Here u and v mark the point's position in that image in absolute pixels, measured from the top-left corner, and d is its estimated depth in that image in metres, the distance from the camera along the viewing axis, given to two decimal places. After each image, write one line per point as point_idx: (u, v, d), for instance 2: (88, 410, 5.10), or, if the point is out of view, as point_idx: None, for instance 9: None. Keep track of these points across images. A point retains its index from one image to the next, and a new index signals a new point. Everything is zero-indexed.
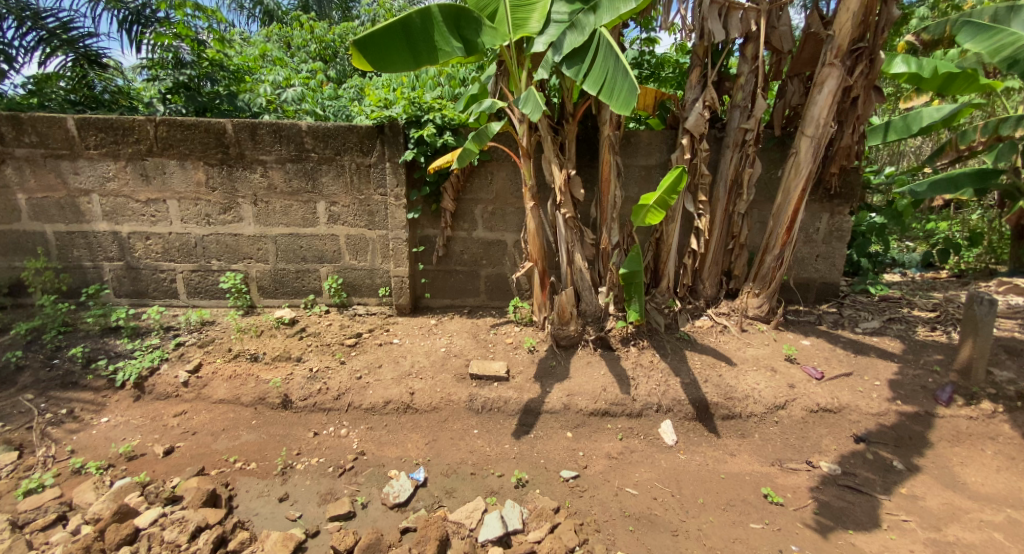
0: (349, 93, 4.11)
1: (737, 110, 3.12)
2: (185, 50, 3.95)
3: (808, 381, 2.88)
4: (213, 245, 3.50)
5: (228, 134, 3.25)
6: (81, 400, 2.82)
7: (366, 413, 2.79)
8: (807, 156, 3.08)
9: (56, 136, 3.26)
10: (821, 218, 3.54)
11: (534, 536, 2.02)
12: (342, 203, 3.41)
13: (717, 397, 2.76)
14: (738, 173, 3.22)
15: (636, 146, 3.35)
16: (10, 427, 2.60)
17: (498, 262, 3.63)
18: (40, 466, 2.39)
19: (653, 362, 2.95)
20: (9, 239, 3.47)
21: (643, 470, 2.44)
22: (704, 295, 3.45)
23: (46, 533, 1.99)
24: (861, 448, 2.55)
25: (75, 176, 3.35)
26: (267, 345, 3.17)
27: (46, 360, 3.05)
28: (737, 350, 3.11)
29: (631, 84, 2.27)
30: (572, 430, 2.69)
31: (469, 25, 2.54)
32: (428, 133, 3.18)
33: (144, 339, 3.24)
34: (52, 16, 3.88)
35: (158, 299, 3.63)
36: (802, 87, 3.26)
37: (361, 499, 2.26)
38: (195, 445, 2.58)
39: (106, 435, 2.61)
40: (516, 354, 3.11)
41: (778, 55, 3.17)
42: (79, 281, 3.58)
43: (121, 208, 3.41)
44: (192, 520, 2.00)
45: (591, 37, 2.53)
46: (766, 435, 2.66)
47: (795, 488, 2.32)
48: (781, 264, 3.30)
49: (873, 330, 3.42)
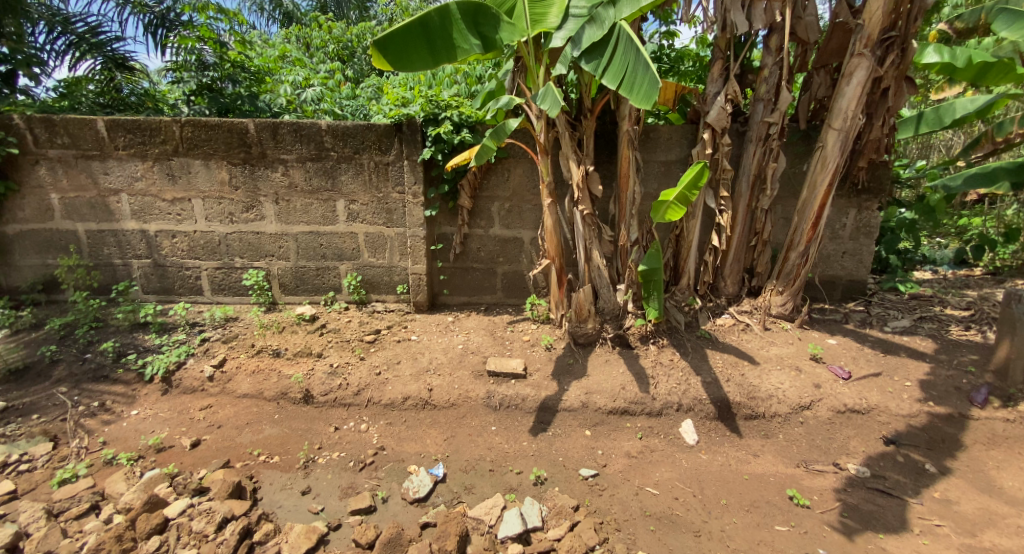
0: (367, 93, 4.14)
1: (761, 103, 3.03)
2: (208, 52, 4.04)
3: (835, 381, 2.80)
4: (236, 243, 3.57)
5: (250, 133, 3.31)
6: (112, 393, 2.91)
7: (385, 408, 2.81)
8: (835, 149, 2.99)
9: (88, 137, 3.36)
10: (848, 213, 3.44)
11: (555, 534, 2.02)
12: (361, 201, 3.44)
13: (740, 397, 2.71)
14: (762, 168, 3.15)
15: (655, 141, 3.29)
16: (45, 419, 2.70)
17: (515, 259, 3.62)
18: (74, 456, 2.48)
19: (674, 361, 2.91)
20: (43, 237, 3.59)
21: (664, 470, 2.42)
22: (725, 293, 3.39)
23: (80, 522, 2.06)
24: (891, 450, 2.47)
25: (105, 176, 3.44)
26: (290, 341, 3.23)
27: (78, 354, 3.15)
28: (761, 349, 3.05)
29: (652, 77, 2.23)
30: (591, 428, 2.67)
31: (487, 21, 2.52)
32: (445, 131, 3.17)
33: (171, 334, 3.32)
34: (81, 20, 4.01)
35: (184, 295, 3.73)
36: (829, 78, 3.17)
37: (382, 494, 2.28)
38: (220, 438, 2.63)
39: (136, 427, 2.69)
40: (533, 352, 3.10)
41: (804, 47, 3.09)
42: (109, 278, 3.69)
43: (149, 208, 3.50)
44: (219, 512, 2.05)
45: (611, 30, 2.49)
46: (791, 435, 2.61)
47: (822, 490, 2.26)
48: (806, 261, 3.22)
49: (903, 329, 3.31)
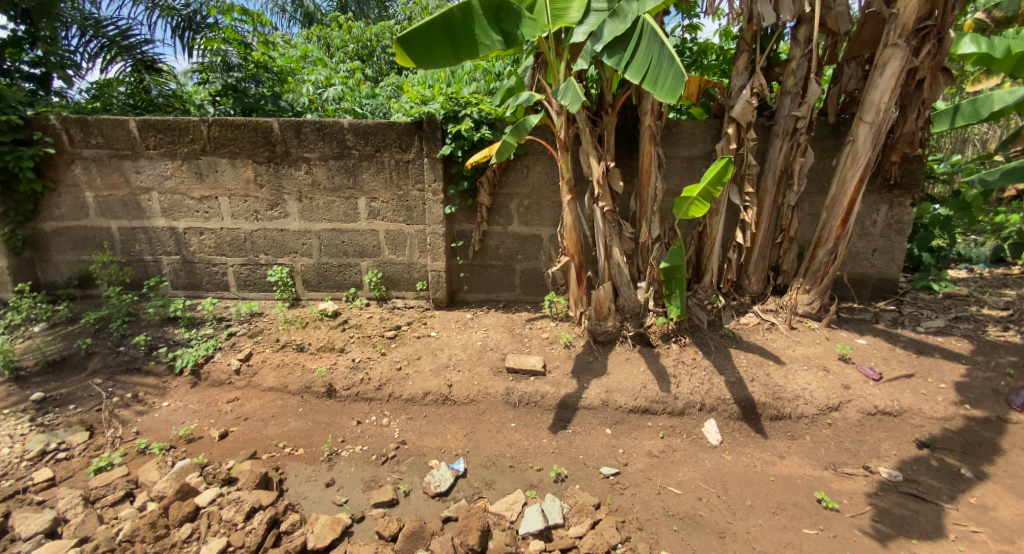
0: (387, 92, 4.19)
1: (788, 97, 2.96)
2: (232, 53, 4.15)
3: (865, 382, 2.73)
4: (261, 240, 3.65)
5: (275, 132, 3.37)
6: (145, 384, 3.00)
7: (406, 403, 2.84)
8: (866, 143, 2.90)
9: (120, 138, 3.47)
10: (879, 209, 3.34)
11: (576, 531, 2.01)
12: (382, 199, 3.48)
13: (765, 397, 2.66)
14: (789, 163, 3.07)
15: (678, 137, 3.24)
16: (82, 409, 2.80)
17: (533, 256, 3.61)
18: (109, 445, 2.57)
19: (696, 360, 2.87)
20: (79, 234, 3.72)
21: (687, 470, 2.39)
22: (750, 291, 3.32)
23: (116, 508, 2.14)
24: (924, 454, 2.39)
25: (137, 175, 3.55)
26: (313, 336, 3.29)
27: (113, 346, 3.26)
28: (786, 349, 2.98)
29: (677, 69, 2.19)
30: (612, 426, 2.65)
31: (509, 16, 2.50)
32: (465, 128, 3.16)
33: (199, 329, 3.41)
34: (113, 24, 4.15)
35: (211, 291, 3.82)
36: (860, 71, 3.08)
37: (404, 487, 2.31)
38: (247, 430, 2.70)
39: (168, 418, 2.77)
40: (552, 349, 3.09)
41: (834, 38, 3.00)
42: (141, 274, 3.81)
43: (178, 205, 3.60)
44: (247, 501, 2.11)
45: (634, 24, 2.46)
46: (818, 437, 2.55)
47: (851, 493, 2.21)
48: (835, 259, 3.14)
49: (937, 330, 3.20)
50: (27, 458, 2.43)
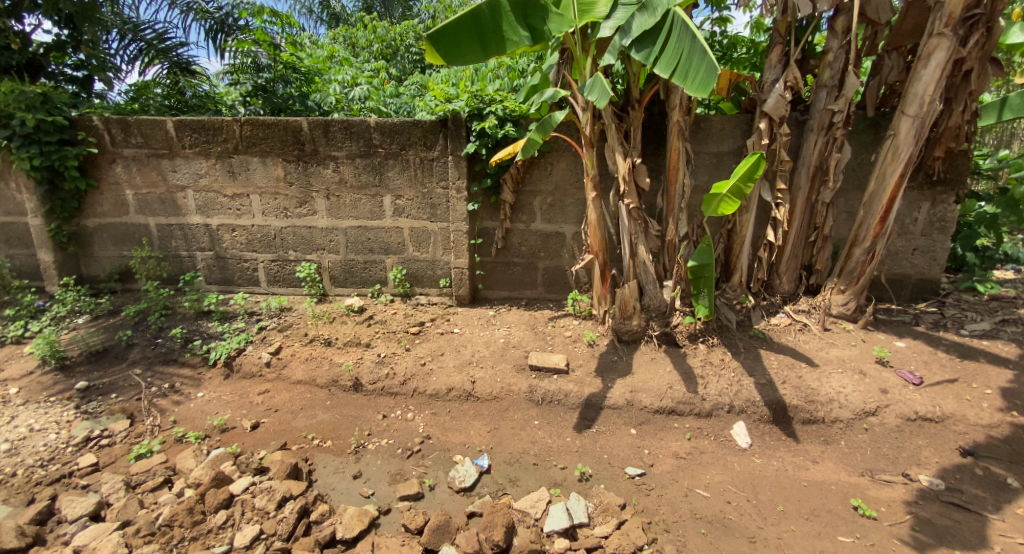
0: (411, 91, 4.25)
1: (824, 90, 2.87)
2: (262, 54, 4.25)
3: (904, 386, 2.63)
4: (290, 237, 3.73)
5: (304, 131, 3.44)
6: (181, 375, 3.11)
7: (430, 398, 2.86)
8: (908, 137, 2.78)
9: (158, 137, 3.59)
10: (920, 207, 3.19)
11: (602, 531, 2.00)
12: (406, 196, 3.51)
13: (797, 400, 2.58)
14: (824, 159, 2.97)
15: (707, 132, 3.17)
16: (123, 398, 2.93)
17: (556, 254, 3.60)
18: (149, 433, 2.67)
19: (724, 361, 2.81)
20: (120, 230, 3.88)
21: (714, 473, 2.34)
22: (781, 291, 3.23)
23: (155, 494, 2.22)
24: (967, 462, 2.29)
25: (173, 173, 3.68)
26: (340, 331, 3.35)
27: (151, 339, 3.39)
28: (820, 351, 2.89)
29: (709, 62, 2.16)
30: (637, 426, 2.62)
31: (536, 12, 2.48)
32: (489, 125, 3.17)
33: (231, 322, 3.51)
34: (150, 27, 4.29)
35: (242, 286, 3.93)
36: (902, 62, 2.95)
37: (429, 482, 2.34)
38: (277, 422, 2.77)
39: (202, 408, 2.87)
40: (575, 347, 3.07)
41: (874, 28, 2.89)
42: (176, 269, 3.94)
43: (212, 203, 3.71)
44: (278, 491, 2.17)
45: (664, 18, 2.41)
46: (854, 443, 2.47)
47: (890, 501, 2.12)
48: (872, 258, 3.03)
49: (983, 333, 3.05)
50: (73, 443, 2.55)
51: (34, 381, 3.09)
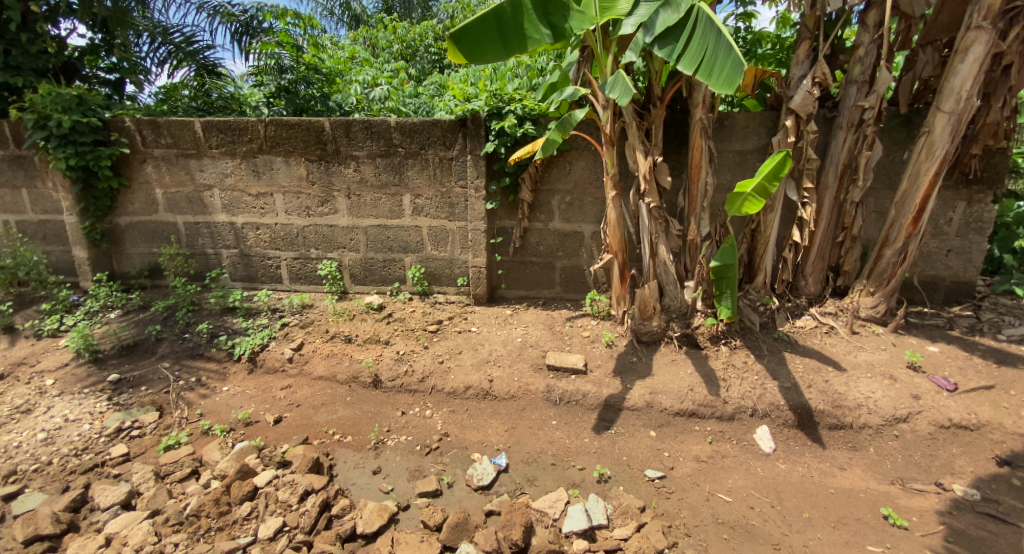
0: (430, 91, 4.29)
1: (854, 86, 2.79)
2: (285, 56, 4.30)
3: (937, 392, 2.55)
4: (312, 235, 3.79)
5: (326, 131, 3.49)
6: (207, 369, 3.19)
7: (448, 396, 2.88)
8: (943, 134, 2.69)
9: (186, 138, 3.69)
10: (955, 206, 3.07)
11: (621, 533, 1.98)
12: (425, 196, 3.54)
13: (823, 405, 2.51)
14: (853, 157, 2.89)
15: (730, 130, 3.11)
16: (153, 391, 3.02)
17: (575, 254, 3.58)
18: (177, 425, 2.75)
19: (748, 364, 2.75)
20: (150, 228, 4.00)
21: (737, 477, 2.30)
22: (807, 293, 3.15)
23: (183, 484, 2.29)
24: (1004, 472, 2.21)
25: (200, 173, 3.77)
26: (360, 328, 3.39)
27: (179, 333, 3.48)
28: (847, 355, 2.81)
29: (737, 59, 2.14)
30: (656, 429, 2.59)
31: (558, 10, 2.46)
32: (508, 125, 3.17)
33: (255, 319, 3.58)
34: (178, 31, 4.41)
35: (266, 283, 4.01)
36: (937, 56, 2.85)
37: (447, 479, 2.35)
38: (299, 416, 2.82)
39: (228, 402, 2.94)
40: (594, 348, 3.05)
41: (907, 22, 2.80)
42: (203, 266, 4.04)
43: (237, 202, 3.80)
44: (301, 484, 2.21)
45: (687, 13, 2.39)
46: (884, 450, 2.39)
47: (922, 511, 2.05)
48: (904, 260, 2.93)
49: (1022, 338, 2.93)
50: (106, 433, 2.64)
51: (69, 373, 3.20)
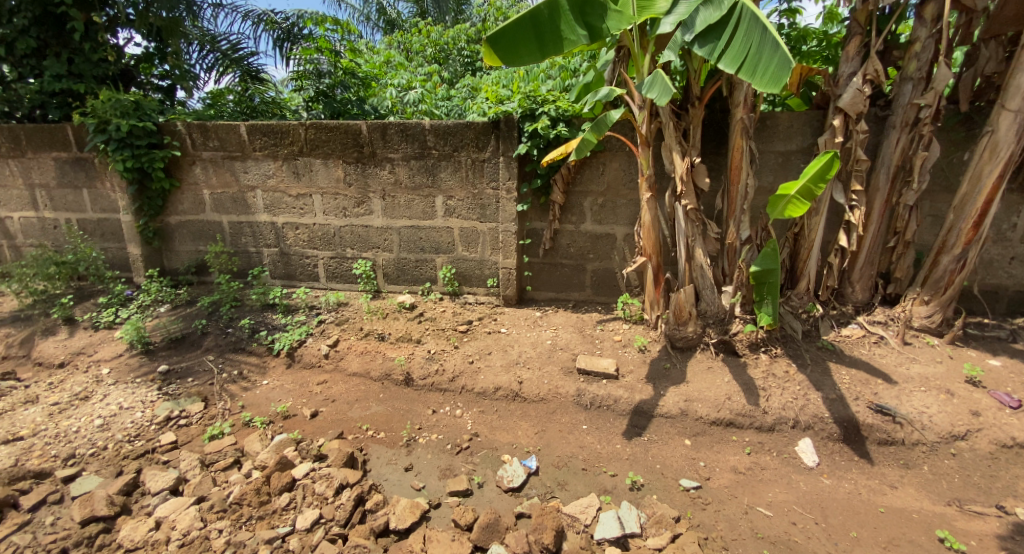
0: (462, 93, 4.33)
1: (909, 83, 2.65)
2: (324, 61, 4.48)
3: (999, 409, 2.39)
4: (348, 236, 3.89)
5: (363, 134, 3.57)
6: (248, 363, 3.32)
7: (478, 396, 2.89)
8: (1009, 134, 2.52)
9: (232, 141, 3.84)
10: (1021, 211, 2.87)
11: (654, 543, 1.94)
12: (457, 197, 3.57)
13: (872, 419, 2.39)
14: (908, 157, 2.74)
15: (773, 130, 3.00)
16: (199, 382, 3.17)
17: (606, 256, 3.54)
18: (220, 416, 2.87)
19: (789, 373, 2.65)
20: (197, 227, 4.19)
21: (777, 491, 2.21)
22: (853, 300, 3.00)
23: (226, 472, 2.38)
24: None
25: (244, 174, 3.92)
26: (392, 326, 3.45)
27: (222, 328, 3.62)
28: (898, 367, 2.66)
29: (783, 55, 2.08)
30: (691, 438, 2.52)
31: (594, 10, 2.43)
32: (542, 125, 3.15)
33: (294, 315, 3.69)
34: (225, 39, 4.62)
35: (304, 281, 4.14)
36: (1002, 51, 2.67)
37: (478, 479, 2.36)
38: (334, 411, 2.88)
39: (267, 395, 3.04)
40: (626, 353, 2.99)
41: (969, 15, 2.64)
42: (245, 263, 4.20)
43: (278, 202, 3.94)
44: (336, 478, 2.26)
45: (730, 11, 2.32)
46: (939, 468, 2.26)
47: (981, 535, 1.93)
48: (963, 267, 2.76)
49: None
50: (156, 422, 2.78)
51: (123, 363, 3.39)
